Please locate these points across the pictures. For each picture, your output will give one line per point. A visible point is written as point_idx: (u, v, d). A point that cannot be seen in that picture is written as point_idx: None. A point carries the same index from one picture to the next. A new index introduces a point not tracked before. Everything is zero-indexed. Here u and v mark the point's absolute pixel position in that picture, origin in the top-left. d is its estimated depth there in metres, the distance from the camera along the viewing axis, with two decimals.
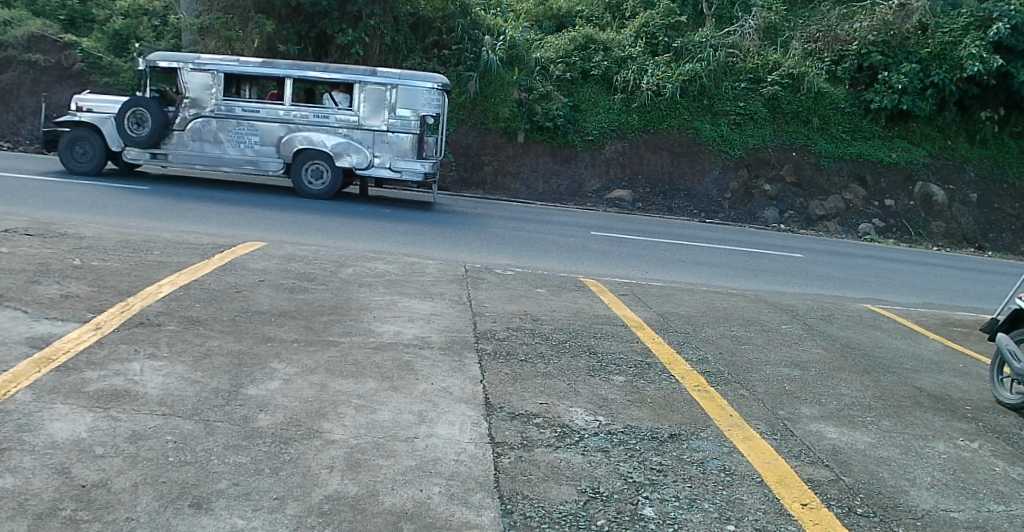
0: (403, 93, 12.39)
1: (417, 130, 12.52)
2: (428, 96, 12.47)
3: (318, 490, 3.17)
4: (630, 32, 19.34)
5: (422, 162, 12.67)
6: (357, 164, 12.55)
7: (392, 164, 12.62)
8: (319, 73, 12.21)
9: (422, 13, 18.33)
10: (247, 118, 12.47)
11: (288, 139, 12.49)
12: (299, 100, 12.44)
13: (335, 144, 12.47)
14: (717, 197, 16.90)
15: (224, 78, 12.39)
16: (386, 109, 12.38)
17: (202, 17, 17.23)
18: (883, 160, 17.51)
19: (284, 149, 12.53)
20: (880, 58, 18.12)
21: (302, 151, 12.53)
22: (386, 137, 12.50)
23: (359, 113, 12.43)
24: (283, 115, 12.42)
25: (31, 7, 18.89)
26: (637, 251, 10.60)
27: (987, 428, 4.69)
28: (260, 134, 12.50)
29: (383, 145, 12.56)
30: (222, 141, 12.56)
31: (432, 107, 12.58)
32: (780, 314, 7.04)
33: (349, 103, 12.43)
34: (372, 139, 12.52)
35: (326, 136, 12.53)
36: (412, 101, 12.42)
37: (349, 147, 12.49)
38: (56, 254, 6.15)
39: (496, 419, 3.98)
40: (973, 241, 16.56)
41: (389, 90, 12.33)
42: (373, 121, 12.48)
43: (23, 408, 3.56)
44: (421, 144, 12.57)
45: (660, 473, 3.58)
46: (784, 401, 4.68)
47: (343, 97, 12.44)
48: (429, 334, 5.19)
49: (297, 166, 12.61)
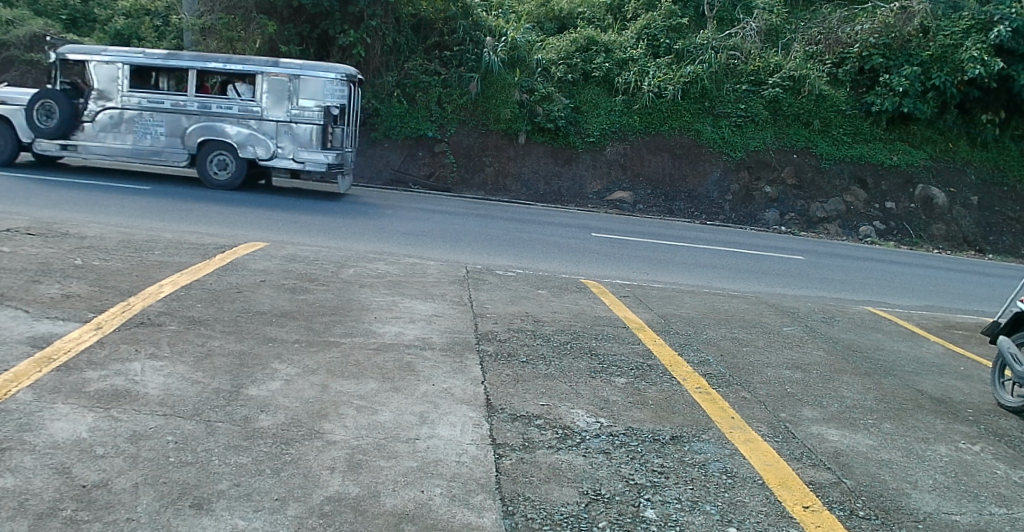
0: (305, 84, 12.21)
1: (322, 120, 12.31)
2: (331, 86, 12.25)
3: (319, 491, 3.17)
4: (631, 34, 19.31)
5: (326, 154, 12.49)
6: (260, 155, 12.41)
7: (296, 155, 12.41)
8: (221, 64, 12.14)
9: (424, 14, 18.44)
10: (152, 109, 12.41)
11: (192, 130, 12.39)
12: (203, 91, 12.35)
13: (238, 135, 12.35)
14: (718, 199, 16.89)
15: (130, 70, 12.36)
16: (288, 99, 12.23)
17: (204, 17, 17.24)
18: (883, 163, 17.53)
19: (188, 140, 12.42)
20: (881, 61, 18.07)
21: (204, 142, 12.44)
22: (289, 128, 12.34)
23: (262, 104, 12.28)
24: (185, 107, 12.34)
25: (33, 7, 18.94)
26: (639, 253, 10.59)
27: (988, 431, 4.68)
28: (165, 125, 12.41)
29: (285, 135, 12.37)
30: (129, 132, 12.45)
31: (336, 98, 12.36)
32: (781, 317, 7.04)
33: (252, 94, 12.31)
34: (274, 130, 12.36)
35: (229, 127, 12.40)
36: (315, 91, 12.22)
37: (253, 139, 12.35)
38: (57, 254, 6.14)
39: (498, 420, 3.97)
40: (973, 243, 16.56)
41: (291, 80, 12.19)
42: (276, 112, 12.33)
43: (23, 408, 3.56)
44: (324, 135, 12.40)
45: (661, 475, 3.57)
46: (785, 404, 4.67)
47: (246, 88, 12.31)
48: (431, 335, 5.19)
49: (201, 157, 12.51)
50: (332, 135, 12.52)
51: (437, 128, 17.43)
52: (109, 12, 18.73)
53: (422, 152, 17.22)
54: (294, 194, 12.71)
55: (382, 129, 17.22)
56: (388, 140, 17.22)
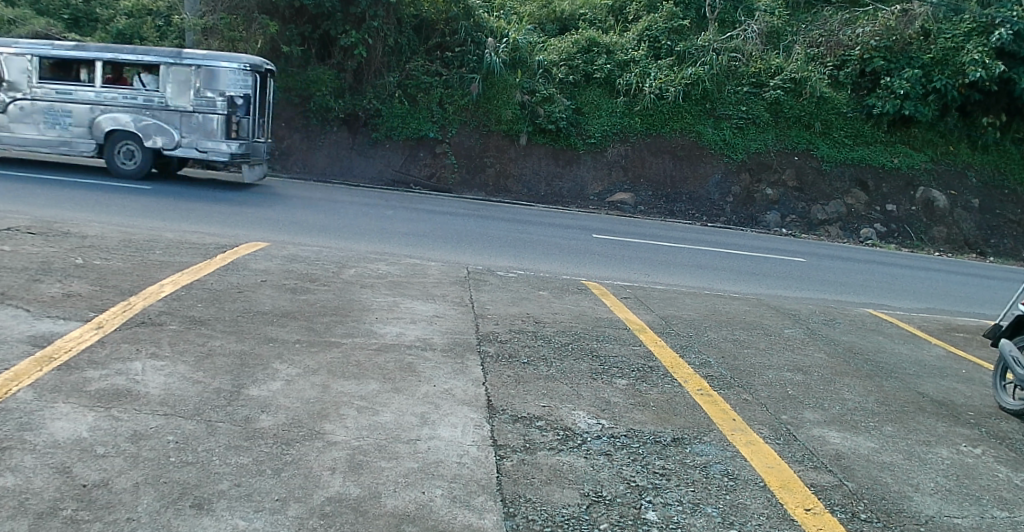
0: (209, 74, 12.24)
1: (225, 110, 12.38)
2: (233, 77, 12.34)
3: (320, 492, 3.16)
4: (633, 35, 19.27)
5: (230, 143, 12.55)
6: (165, 145, 12.46)
7: (199, 145, 12.48)
8: (126, 54, 12.18)
9: (426, 15, 18.49)
10: (60, 100, 12.47)
11: (100, 120, 12.43)
12: (109, 82, 12.37)
13: (143, 125, 12.40)
14: (719, 200, 16.88)
15: (39, 62, 12.40)
16: (192, 89, 12.25)
17: (206, 17, 17.02)
18: (884, 166, 17.51)
19: (95, 130, 12.47)
20: (882, 64, 18.15)
21: (111, 132, 12.48)
22: (193, 118, 12.38)
23: (165, 94, 12.31)
24: (92, 97, 12.37)
25: (36, 6, 19.05)
26: (640, 254, 10.59)
27: (990, 434, 4.67)
28: (73, 115, 12.48)
29: (189, 125, 12.42)
30: (38, 122, 12.55)
31: (239, 88, 12.45)
32: (782, 319, 7.03)
33: (156, 85, 12.33)
34: (179, 120, 12.41)
35: (134, 117, 12.43)
36: (218, 82, 12.28)
37: (158, 128, 12.41)
38: (58, 253, 6.13)
39: (499, 421, 3.97)
40: (974, 246, 16.58)
41: (194, 70, 12.21)
42: (181, 102, 12.36)
43: (24, 407, 3.55)
44: (229, 124, 12.45)
45: (662, 477, 3.56)
46: (786, 406, 4.66)
47: (150, 78, 12.34)
48: (432, 336, 5.19)
49: (109, 147, 12.54)
50: (237, 125, 12.59)
51: (438, 129, 17.43)
52: (110, 12, 18.72)
53: (423, 153, 17.25)
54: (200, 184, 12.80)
55: (384, 130, 17.32)
56: (390, 141, 17.33)
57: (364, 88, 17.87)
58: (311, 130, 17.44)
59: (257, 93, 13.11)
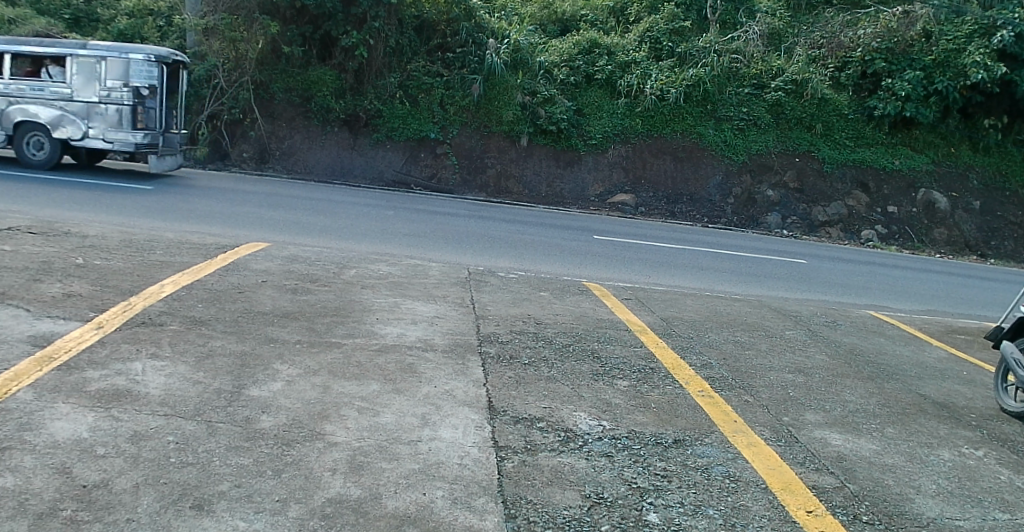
0: (114, 65, 12.48)
1: (131, 101, 12.58)
2: (139, 68, 12.58)
3: (320, 493, 3.15)
4: (634, 37, 19.26)
5: (137, 134, 12.73)
6: (72, 135, 12.60)
7: (105, 135, 12.64)
8: (33, 46, 12.37)
9: (427, 15, 18.50)
10: None
11: (7, 111, 12.54)
12: (17, 74, 12.52)
13: (49, 116, 12.53)
14: (720, 202, 16.88)
15: None
16: (98, 81, 12.45)
17: (208, 17, 17.08)
18: (885, 168, 17.48)
19: (3, 121, 12.57)
20: (883, 65, 18.13)
21: (19, 123, 12.57)
22: (99, 109, 12.55)
23: (72, 85, 12.50)
24: (1, 89, 12.50)
25: (36, 7, 18.79)
26: (641, 255, 10.59)
27: (993, 436, 4.66)
28: None
29: (95, 116, 12.59)
30: None
31: (144, 79, 12.68)
32: (784, 320, 7.02)
33: (63, 76, 12.52)
34: (85, 110, 12.57)
35: (42, 109, 12.59)
36: (123, 72, 12.51)
37: (64, 118, 12.55)
38: (59, 253, 6.12)
39: (500, 422, 3.96)
40: (975, 248, 16.58)
41: (100, 62, 12.43)
42: (87, 93, 12.54)
43: (24, 407, 3.54)
44: (135, 115, 12.65)
45: (664, 478, 3.55)
46: (788, 407, 4.65)
47: (58, 70, 12.53)
48: (433, 337, 5.17)
49: (17, 138, 12.63)
50: (143, 115, 12.78)
51: (439, 129, 17.42)
52: (111, 12, 18.70)
53: (424, 153, 17.22)
54: (107, 174, 12.92)
55: (385, 130, 17.31)
56: (391, 141, 17.30)
57: (365, 88, 17.87)
58: (312, 130, 17.44)
59: (164, 85, 13.34)
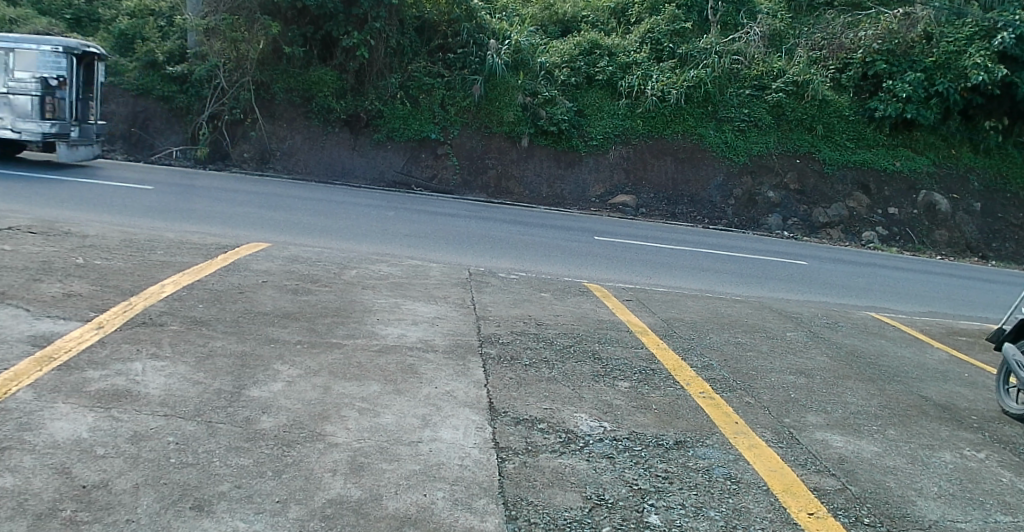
0: (22, 56, 12.56)
1: (39, 91, 12.62)
2: (46, 58, 12.63)
3: (321, 494, 3.15)
4: (635, 38, 19.25)
5: (47, 123, 12.73)
6: None
7: (15, 125, 12.67)
8: None
9: (428, 16, 18.49)
10: None
11: None
12: None
13: None
14: (720, 203, 16.88)
15: None
16: (5, 72, 12.54)
17: (208, 18, 17.14)
18: (887, 169, 17.45)
19: None
20: (884, 67, 18.12)
21: None
22: (8, 99, 12.63)
23: None
24: None
25: (36, 6, 18.68)
26: (642, 256, 10.59)
27: (994, 438, 4.65)
28: None
29: (4, 107, 12.67)
30: None
31: (52, 69, 12.72)
32: (785, 321, 7.02)
33: None
34: None
35: None
36: (29, 63, 12.58)
37: None
38: (59, 253, 6.11)
39: (501, 423, 3.95)
40: (976, 250, 16.59)
41: (8, 53, 12.53)
42: None
43: (23, 408, 3.53)
44: (43, 105, 12.67)
45: (665, 480, 3.54)
46: (789, 409, 4.64)
47: None
48: (433, 338, 5.17)
49: None
50: (53, 105, 12.79)
51: (440, 130, 17.41)
52: (113, 12, 18.65)
53: (425, 154, 17.21)
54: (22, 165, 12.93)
55: (386, 131, 17.30)
56: (392, 142, 17.28)
57: (366, 89, 17.87)
58: (313, 131, 17.43)
59: (79, 77, 13.38)
